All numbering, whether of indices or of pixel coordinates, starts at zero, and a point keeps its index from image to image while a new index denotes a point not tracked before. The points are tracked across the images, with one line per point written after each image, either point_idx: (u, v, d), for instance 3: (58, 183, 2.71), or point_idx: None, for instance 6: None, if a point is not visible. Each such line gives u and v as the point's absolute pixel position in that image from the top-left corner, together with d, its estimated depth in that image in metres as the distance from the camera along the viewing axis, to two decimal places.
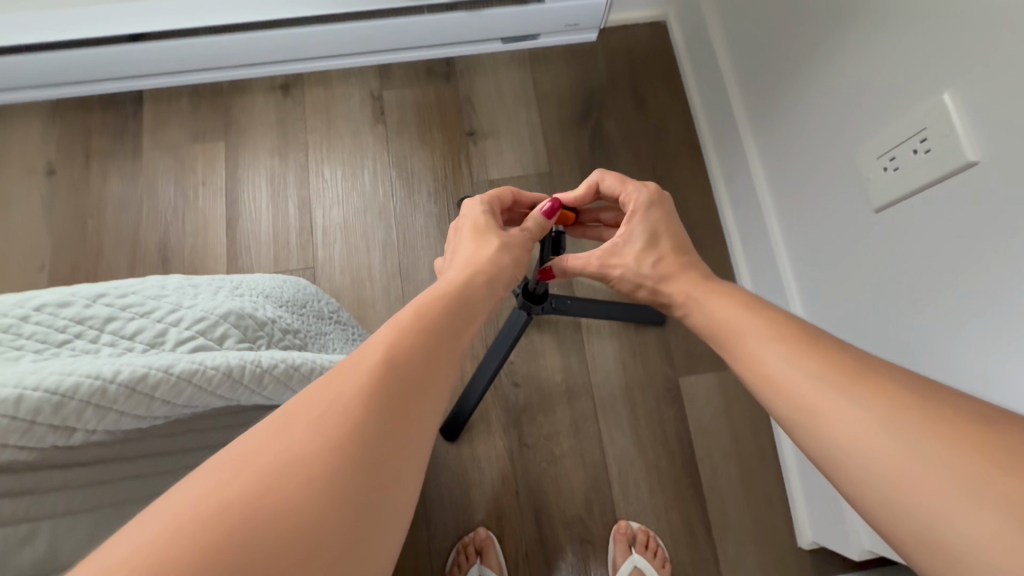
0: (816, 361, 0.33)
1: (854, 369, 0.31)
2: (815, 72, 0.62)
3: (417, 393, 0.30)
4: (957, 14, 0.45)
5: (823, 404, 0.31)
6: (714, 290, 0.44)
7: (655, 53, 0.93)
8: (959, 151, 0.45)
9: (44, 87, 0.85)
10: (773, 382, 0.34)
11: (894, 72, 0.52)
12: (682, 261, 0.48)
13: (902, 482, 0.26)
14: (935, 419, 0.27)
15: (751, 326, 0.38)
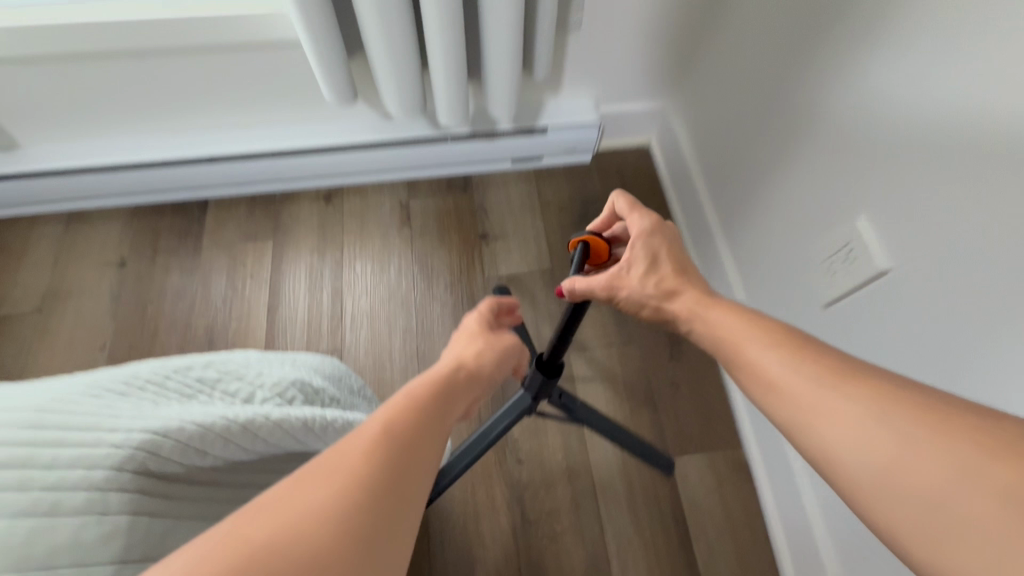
0: (815, 368, 0.36)
1: (856, 378, 0.34)
2: (770, 194, 0.76)
3: (424, 436, 0.37)
4: (864, 159, 0.58)
5: (833, 412, 0.34)
6: (712, 308, 0.46)
7: (641, 172, 1.10)
8: (874, 260, 0.58)
9: (126, 195, 1.01)
10: (777, 386, 0.38)
11: (825, 199, 0.65)
12: (682, 283, 0.49)
13: (919, 491, 0.29)
14: (942, 428, 0.30)
15: (746, 332, 0.42)
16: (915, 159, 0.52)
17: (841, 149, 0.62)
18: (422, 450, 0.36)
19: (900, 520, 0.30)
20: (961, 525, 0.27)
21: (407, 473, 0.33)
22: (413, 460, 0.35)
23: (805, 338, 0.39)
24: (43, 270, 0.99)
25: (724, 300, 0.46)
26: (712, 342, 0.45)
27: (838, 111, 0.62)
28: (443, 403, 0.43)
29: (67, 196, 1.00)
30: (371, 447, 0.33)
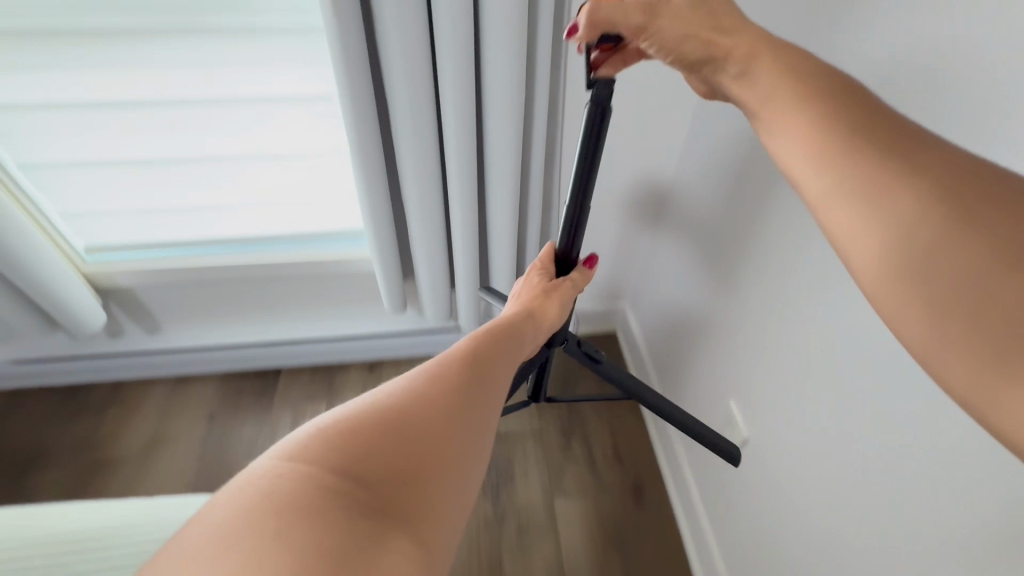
0: (860, 173, 0.39)
1: (890, 163, 0.38)
2: (689, 377, 1.10)
3: (486, 374, 0.54)
4: (734, 362, 0.92)
5: (873, 199, 0.38)
6: (758, 86, 0.49)
7: (607, 351, 1.45)
8: (738, 432, 0.92)
9: (222, 364, 1.35)
10: (806, 182, 0.43)
11: (720, 382, 0.98)
12: (750, 48, 0.49)
13: (946, 256, 0.35)
14: (970, 207, 0.35)
15: (790, 122, 0.45)
16: (757, 366, 0.86)
17: (722, 352, 0.96)
18: (484, 381, 0.53)
19: (958, 287, 0.34)
20: (992, 281, 0.33)
21: (467, 394, 0.49)
22: (476, 385, 0.51)
23: (838, 89, 0.44)
24: (148, 421, 1.28)
25: (772, 40, 0.49)
26: (763, 100, 0.48)
27: (718, 328, 0.97)
28: (507, 354, 0.61)
29: (179, 364, 1.34)
30: (445, 372, 0.50)
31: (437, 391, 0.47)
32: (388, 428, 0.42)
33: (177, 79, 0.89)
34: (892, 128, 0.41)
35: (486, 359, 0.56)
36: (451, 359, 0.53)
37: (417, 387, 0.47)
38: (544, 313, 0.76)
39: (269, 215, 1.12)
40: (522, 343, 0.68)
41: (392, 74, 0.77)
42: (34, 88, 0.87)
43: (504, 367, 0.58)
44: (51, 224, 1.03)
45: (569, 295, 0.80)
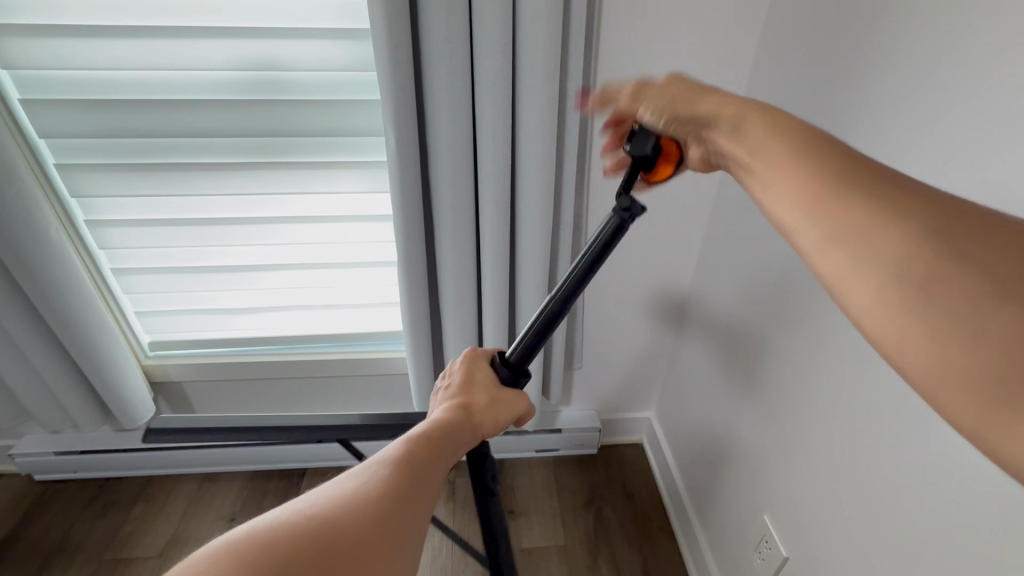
0: (847, 232, 0.38)
1: (878, 228, 0.36)
2: (721, 491, 1.06)
3: (419, 476, 0.46)
4: (765, 473, 0.91)
5: (852, 262, 0.37)
6: (744, 139, 0.48)
7: (635, 462, 1.42)
8: (777, 552, 0.87)
9: (248, 463, 1.35)
10: (795, 230, 0.42)
11: (754, 496, 0.94)
12: (734, 112, 0.49)
13: (907, 338, 0.33)
14: (950, 285, 0.33)
15: (781, 168, 0.44)
16: (788, 480, 0.84)
17: (755, 464, 0.94)
18: (425, 482, 0.46)
19: (916, 366, 0.33)
20: (946, 370, 0.32)
21: (406, 498, 0.44)
22: (418, 484, 0.45)
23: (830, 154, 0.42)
24: (170, 521, 1.26)
25: (754, 105, 0.49)
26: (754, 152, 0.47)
27: (748, 437, 0.96)
28: (444, 454, 0.51)
29: (207, 463, 1.33)
30: (383, 471, 0.45)
31: (372, 492, 0.42)
32: (316, 532, 0.38)
33: (251, 202, 1.02)
34: (890, 189, 0.38)
35: (426, 458, 0.48)
36: (402, 450, 0.48)
37: (348, 493, 0.42)
38: (481, 420, 0.58)
39: (316, 315, 1.20)
40: (457, 450, 0.53)
41: (438, 199, 0.87)
42: (130, 208, 1.01)
43: (437, 474, 0.49)
44: (126, 318, 1.13)
45: (511, 401, 0.62)
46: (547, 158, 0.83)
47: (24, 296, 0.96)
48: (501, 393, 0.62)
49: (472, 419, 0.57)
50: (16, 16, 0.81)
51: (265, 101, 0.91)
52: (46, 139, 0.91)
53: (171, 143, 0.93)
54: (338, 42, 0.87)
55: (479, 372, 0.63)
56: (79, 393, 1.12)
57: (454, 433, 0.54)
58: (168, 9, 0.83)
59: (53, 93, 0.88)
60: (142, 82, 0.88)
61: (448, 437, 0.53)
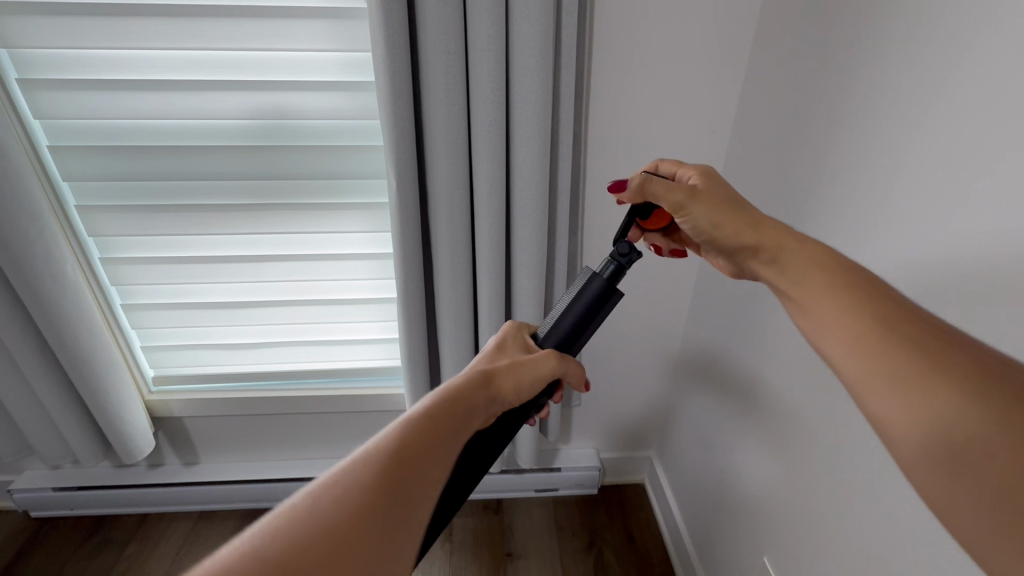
0: (884, 367, 0.40)
1: (912, 373, 0.39)
2: (721, 531, 1.04)
3: (437, 436, 0.46)
4: (763, 512, 0.89)
5: (885, 398, 0.40)
6: (788, 271, 0.51)
7: (636, 504, 1.39)
8: None
9: (244, 502, 1.33)
10: (835, 349, 0.45)
11: (755, 537, 0.92)
12: (774, 244, 0.52)
13: (933, 490, 0.37)
14: (978, 446, 0.35)
15: (825, 290, 0.47)
16: (784, 519, 0.83)
17: (755, 506, 0.92)
18: (432, 449, 0.45)
19: (943, 514, 0.37)
20: (969, 530, 0.35)
21: (399, 493, 0.40)
22: (413, 477, 0.42)
23: (873, 293, 0.45)
24: (163, 560, 1.23)
25: (799, 239, 0.52)
26: (793, 278, 0.50)
27: (746, 476, 0.94)
28: (449, 437, 0.47)
29: (203, 501, 1.32)
30: (373, 459, 0.41)
31: (357, 487, 0.38)
32: (289, 540, 0.34)
33: (259, 239, 1.06)
34: (931, 338, 0.40)
35: (425, 443, 0.45)
36: (396, 434, 0.44)
37: (332, 489, 0.38)
38: (503, 389, 0.56)
39: (317, 351, 1.22)
40: (470, 421, 0.51)
41: (436, 238, 0.90)
42: (143, 245, 1.05)
43: (440, 461, 0.45)
44: (132, 352, 1.16)
45: (536, 362, 0.60)
46: (540, 199, 0.87)
47: (35, 330, 0.99)
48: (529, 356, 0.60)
49: (492, 382, 0.56)
50: (49, 72, 0.89)
51: (275, 146, 0.96)
52: (69, 182, 0.97)
53: (185, 185, 0.99)
54: (344, 92, 0.93)
55: (509, 342, 0.64)
56: (81, 426, 1.13)
57: (464, 409, 0.51)
58: (188, 65, 0.90)
59: (78, 140, 0.94)
60: (161, 129, 0.94)
61: (468, 401, 0.52)
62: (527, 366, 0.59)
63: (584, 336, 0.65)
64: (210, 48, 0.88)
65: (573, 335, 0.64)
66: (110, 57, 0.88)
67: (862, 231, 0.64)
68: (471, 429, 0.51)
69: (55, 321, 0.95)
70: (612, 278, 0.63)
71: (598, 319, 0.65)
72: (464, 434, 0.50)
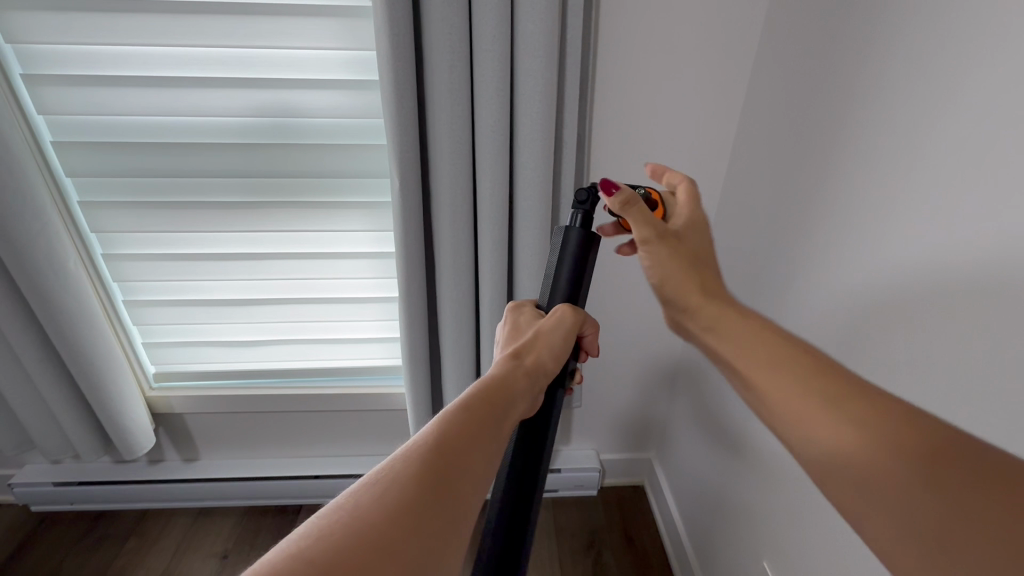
0: (832, 442, 0.42)
1: (859, 446, 0.40)
2: (720, 534, 1.04)
3: (488, 420, 0.47)
4: (763, 517, 0.89)
5: (841, 469, 0.42)
6: (732, 338, 0.52)
7: (635, 507, 1.39)
8: None
9: (243, 499, 1.33)
10: (782, 424, 0.46)
11: (755, 542, 0.92)
12: (715, 308, 0.53)
13: (896, 559, 0.38)
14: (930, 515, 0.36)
15: (766, 363, 0.49)
16: (784, 525, 0.83)
17: (755, 511, 0.91)
18: (486, 432, 0.46)
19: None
20: None
21: (442, 494, 0.39)
22: (455, 475, 0.41)
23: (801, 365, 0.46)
24: (162, 556, 1.23)
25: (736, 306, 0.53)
26: (731, 349, 0.52)
27: (746, 480, 0.94)
28: (492, 427, 0.47)
29: (202, 498, 1.32)
30: (413, 461, 0.40)
31: (397, 490, 0.38)
32: (331, 548, 0.33)
33: (261, 237, 1.06)
34: (860, 408, 0.42)
35: (468, 435, 0.44)
36: (437, 431, 0.43)
37: (373, 494, 0.37)
38: (539, 358, 0.56)
39: (318, 349, 1.22)
40: (513, 404, 0.50)
41: (438, 239, 0.90)
42: (145, 242, 1.05)
43: (483, 454, 0.44)
44: (133, 348, 1.16)
45: (559, 329, 0.59)
46: (543, 201, 0.86)
47: (38, 325, 1.00)
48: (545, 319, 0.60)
49: (522, 358, 0.55)
50: (53, 67, 0.89)
51: (278, 144, 0.96)
52: (72, 177, 0.97)
53: (188, 182, 0.99)
54: (347, 91, 0.93)
55: (523, 319, 0.64)
56: (81, 422, 1.13)
57: (503, 392, 0.50)
58: (191, 62, 0.89)
59: (82, 136, 0.94)
60: (164, 127, 0.94)
61: (510, 382, 0.52)
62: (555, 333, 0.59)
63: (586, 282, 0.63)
64: (214, 45, 0.88)
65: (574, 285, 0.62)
66: (113, 53, 0.88)
67: (862, 238, 0.63)
68: (516, 412, 0.51)
69: (57, 317, 0.95)
70: (586, 224, 0.59)
71: (591, 262, 0.62)
72: (507, 417, 0.49)
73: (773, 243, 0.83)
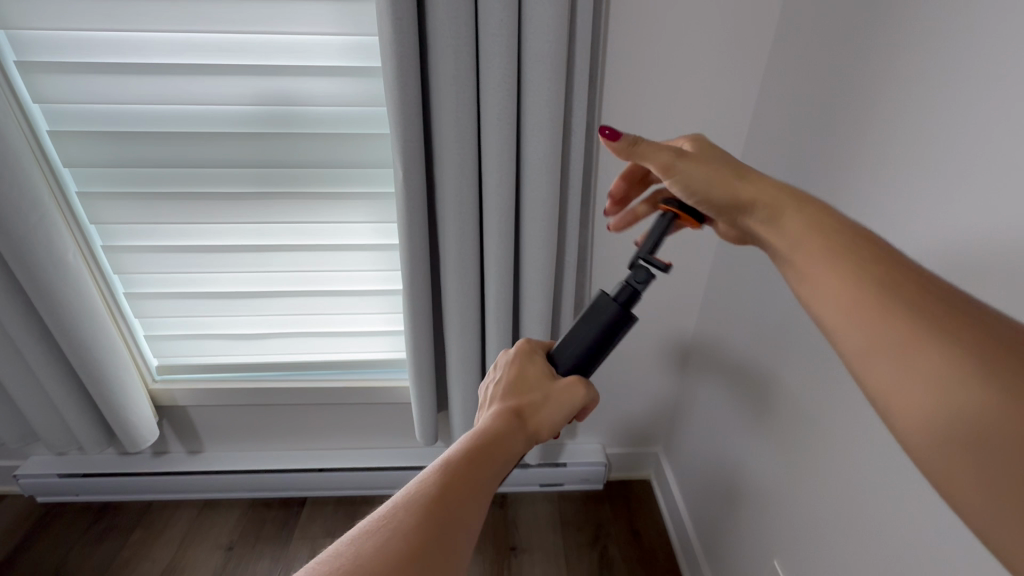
0: (889, 335, 0.38)
1: (921, 337, 0.36)
2: (727, 528, 1.04)
3: (482, 474, 0.46)
4: (773, 513, 0.88)
5: (894, 365, 0.37)
6: (785, 231, 0.48)
7: (642, 501, 1.38)
8: None
9: (248, 491, 1.33)
10: (832, 315, 0.42)
11: (764, 538, 0.91)
12: (775, 199, 0.49)
13: (944, 473, 0.35)
14: (989, 416, 0.32)
15: (820, 250, 0.44)
16: (794, 521, 0.81)
17: (765, 508, 0.90)
18: (478, 486, 0.45)
19: (958, 497, 0.34)
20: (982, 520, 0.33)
21: (430, 549, 0.39)
22: (450, 533, 0.40)
23: (863, 254, 0.42)
24: (168, 548, 1.23)
25: (795, 197, 0.48)
26: (786, 242, 0.48)
27: (756, 476, 0.93)
28: (485, 485, 0.45)
29: (208, 490, 1.31)
30: (409, 515, 0.40)
31: (392, 544, 0.38)
32: None
33: (262, 228, 1.04)
34: (930, 302, 0.38)
35: (461, 488, 0.43)
36: (435, 483, 0.43)
37: (371, 544, 0.38)
38: (536, 420, 0.54)
39: (321, 342, 1.21)
40: (505, 465, 0.49)
41: (444, 232, 0.88)
42: (146, 234, 1.04)
43: (477, 509, 0.44)
44: (135, 340, 1.15)
45: (562, 394, 0.56)
46: (552, 193, 0.84)
47: (39, 318, 0.99)
48: (556, 386, 0.57)
49: (524, 423, 0.53)
50: (47, 54, 0.86)
51: (279, 133, 0.94)
52: (70, 168, 0.95)
53: (188, 173, 0.97)
54: (350, 78, 0.90)
55: (533, 369, 0.59)
56: (85, 414, 1.12)
57: (501, 451, 0.49)
58: (188, 48, 0.87)
59: (81, 126, 0.92)
60: (162, 116, 0.92)
61: (507, 433, 0.50)
62: (557, 400, 0.56)
63: (597, 363, 0.61)
64: (211, 31, 0.85)
65: (590, 359, 0.60)
66: (109, 39, 0.86)
67: (880, 229, 0.61)
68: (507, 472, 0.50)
69: (57, 309, 0.94)
70: (627, 303, 0.60)
71: (614, 346, 0.60)
72: (500, 477, 0.48)
73: None
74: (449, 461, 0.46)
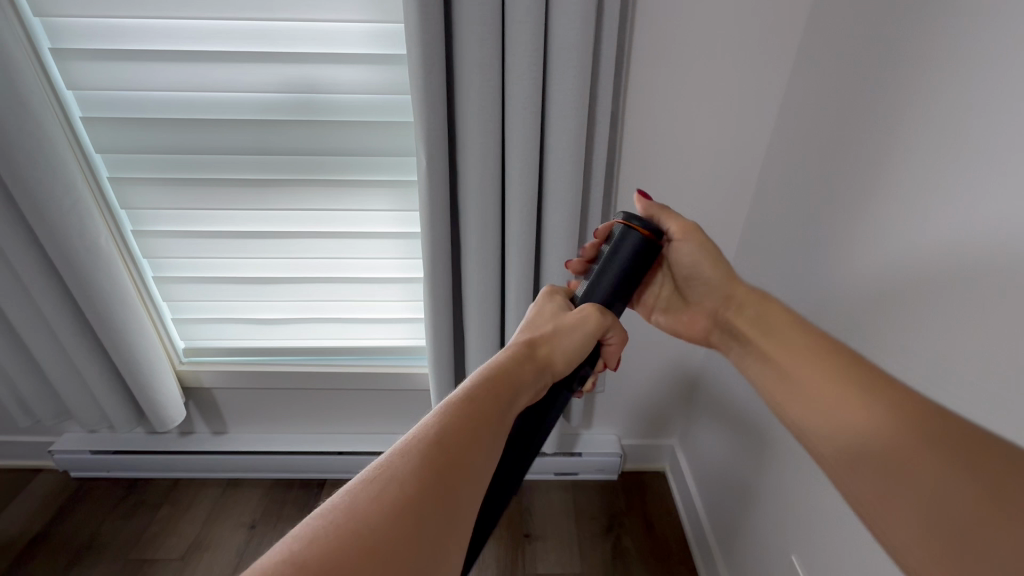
0: (854, 419, 0.49)
1: (878, 419, 0.48)
2: (743, 522, 1.03)
3: (501, 399, 0.52)
4: (790, 509, 0.87)
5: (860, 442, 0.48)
6: (771, 335, 0.61)
7: (656, 492, 1.38)
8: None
9: (270, 472, 1.36)
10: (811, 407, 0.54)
11: (780, 533, 0.91)
12: (761, 302, 0.64)
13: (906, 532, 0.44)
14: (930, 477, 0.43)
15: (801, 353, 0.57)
16: (812, 517, 0.81)
17: (783, 503, 0.89)
18: (496, 412, 0.50)
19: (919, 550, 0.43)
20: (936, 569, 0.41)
21: (460, 463, 0.43)
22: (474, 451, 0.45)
23: (829, 357, 0.55)
24: (193, 524, 1.27)
25: (776, 304, 0.63)
26: (773, 341, 0.61)
27: (773, 471, 0.92)
28: (502, 409, 0.51)
29: (231, 469, 1.35)
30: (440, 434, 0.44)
31: (426, 459, 0.42)
32: (372, 514, 0.37)
33: (286, 215, 1.06)
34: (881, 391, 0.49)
35: (483, 413, 0.49)
36: (461, 408, 0.48)
37: (406, 458, 0.42)
38: (548, 352, 0.60)
39: (343, 328, 1.22)
40: (520, 394, 0.55)
41: (465, 221, 0.88)
42: (174, 220, 1.06)
43: (495, 431, 0.49)
44: (163, 323, 1.18)
45: (573, 326, 0.63)
46: (573, 183, 0.84)
47: (73, 301, 1.02)
48: (568, 319, 0.64)
49: (538, 355, 0.59)
50: (80, 40, 0.88)
51: (303, 121, 0.95)
52: (102, 153, 0.97)
53: (215, 160, 0.99)
54: (375, 66, 0.90)
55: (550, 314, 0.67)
56: (116, 393, 1.16)
57: (518, 381, 0.55)
58: (216, 35, 0.88)
59: (112, 112, 0.94)
60: (190, 103, 0.93)
61: (521, 367, 0.57)
62: (569, 332, 0.62)
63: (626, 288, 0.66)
64: (240, 18, 0.86)
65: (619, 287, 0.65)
66: (140, 26, 0.87)
67: (910, 223, 0.60)
68: (522, 399, 0.55)
69: (90, 292, 0.97)
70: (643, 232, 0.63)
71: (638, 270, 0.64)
72: (516, 401, 0.54)
73: (812, 228, 0.79)
74: (473, 389, 0.51)
